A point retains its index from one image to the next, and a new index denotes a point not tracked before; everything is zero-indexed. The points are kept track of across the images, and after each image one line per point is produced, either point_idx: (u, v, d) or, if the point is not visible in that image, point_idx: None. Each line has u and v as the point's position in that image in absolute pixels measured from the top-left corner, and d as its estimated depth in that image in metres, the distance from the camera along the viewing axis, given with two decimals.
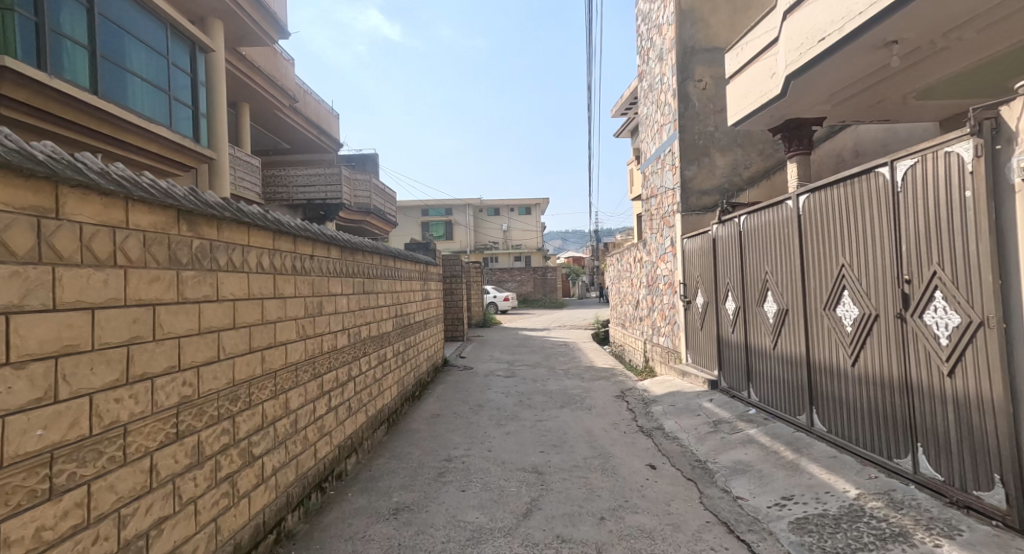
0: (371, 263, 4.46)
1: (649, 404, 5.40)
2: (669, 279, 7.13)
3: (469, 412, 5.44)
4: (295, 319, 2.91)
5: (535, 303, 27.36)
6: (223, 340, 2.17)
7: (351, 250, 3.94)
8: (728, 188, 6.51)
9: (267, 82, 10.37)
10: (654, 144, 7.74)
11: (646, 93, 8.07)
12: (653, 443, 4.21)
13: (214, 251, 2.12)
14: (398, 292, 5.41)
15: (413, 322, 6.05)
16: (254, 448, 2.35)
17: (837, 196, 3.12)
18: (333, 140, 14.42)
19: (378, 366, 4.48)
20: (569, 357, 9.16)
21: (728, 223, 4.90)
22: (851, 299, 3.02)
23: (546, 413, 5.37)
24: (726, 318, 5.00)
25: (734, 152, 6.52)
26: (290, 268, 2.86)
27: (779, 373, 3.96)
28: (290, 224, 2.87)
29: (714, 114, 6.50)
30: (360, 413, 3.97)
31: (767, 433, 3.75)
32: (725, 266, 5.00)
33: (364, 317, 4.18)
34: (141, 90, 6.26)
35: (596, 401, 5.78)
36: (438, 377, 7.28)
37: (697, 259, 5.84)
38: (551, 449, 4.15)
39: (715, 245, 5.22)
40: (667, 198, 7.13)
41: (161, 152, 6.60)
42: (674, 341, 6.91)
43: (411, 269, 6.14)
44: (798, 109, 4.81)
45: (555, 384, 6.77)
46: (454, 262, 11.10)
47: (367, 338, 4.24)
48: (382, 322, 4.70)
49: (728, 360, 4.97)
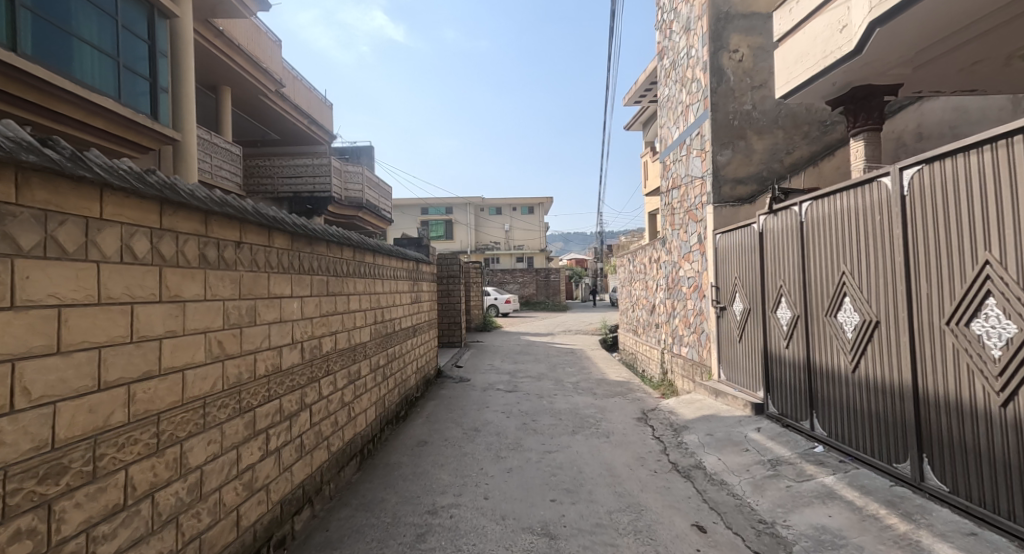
0: (339, 258, 3.57)
1: (680, 431, 4.48)
2: (695, 282, 6.23)
3: (463, 439, 4.52)
4: (206, 332, 2.01)
5: (537, 304, 26.47)
6: (27, 376, 1.27)
7: (308, 239, 3.04)
8: (767, 177, 5.62)
9: (249, 63, 9.53)
10: (677, 129, 6.85)
11: (668, 72, 7.18)
12: (695, 490, 3.30)
13: (6, 221, 1.22)
14: (379, 294, 4.51)
15: (398, 329, 5.15)
16: (100, 546, 1.46)
17: (987, 165, 2.21)
18: (326, 132, 13.58)
19: (346, 387, 3.57)
20: (577, 368, 8.23)
21: (783, 213, 3.99)
22: (1006, 311, 2.11)
23: (557, 442, 4.45)
24: (778, 329, 4.10)
25: (775, 135, 5.62)
26: (197, 259, 1.95)
27: (863, 405, 3.04)
28: (197, 193, 1.97)
29: (752, 91, 5.59)
30: (319, 451, 3.06)
31: (853, 485, 2.83)
32: (777, 266, 4.10)
33: (328, 326, 3.30)
34: (81, 54, 5.30)
35: (614, 426, 4.89)
36: (430, 391, 6.36)
37: (736, 257, 4.95)
38: (565, 498, 3.24)
39: (763, 241, 4.31)
40: (693, 189, 6.23)
41: (108, 129, 5.61)
42: (702, 353, 6.02)
43: (398, 266, 5.24)
44: (870, 73, 3.92)
45: (563, 403, 5.85)
46: (450, 261, 10.20)
47: (332, 353, 3.36)
48: (355, 331, 3.81)
49: (780, 381, 4.06)
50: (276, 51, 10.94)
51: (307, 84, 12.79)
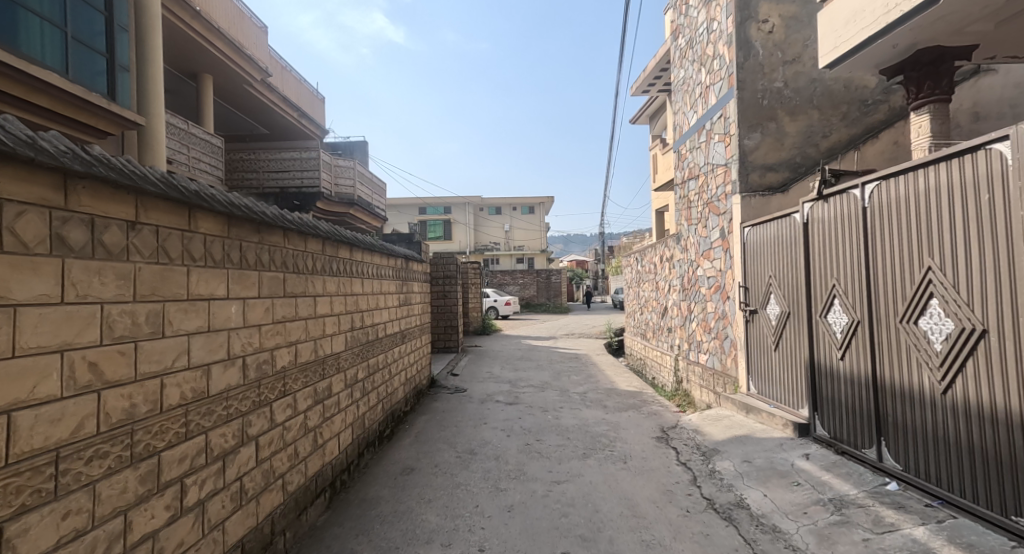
0: (303, 251, 2.93)
1: (710, 455, 3.84)
2: (717, 282, 5.61)
3: (457, 465, 3.88)
4: (63, 350, 1.34)
5: (538, 306, 25.76)
6: None
7: (256, 227, 2.38)
8: (801, 163, 5.00)
9: (230, 48, 8.95)
10: (694, 114, 6.23)
11: (684, 52, 6.56)
12: (743, 540, 2.64)
13: None
14: (357, 295, 3.85)
15: (383, 336, 4.51)
16: None
17: None
18: (316, 125, 12.95)
19: (311, 409, 2.93)
20: (582, 376, 7.58)
21: (839, 197, 3.32)
22: None
23: (566, 468, 3.81)
24: (830, 338, 3.45)
25: (809, 115, 4.99)
26: (46, 242, 1.31)
27: (966, 436, 2.39)
28: (50, 143, 1.32)
29: (784, 66, 4.96)
30: (271, 493, 2.41)
31: (957, 543, 2.16)
32: (828, 263, 3.44)
33: (285, 335, 2.65)
34: (22, 23, 4.62)
35: (630, 447, 4.26)
36: (421, 403, 5.73)
37: (772, 252, 4.32)
38: (581, 550, 2.59)
39: (810, 234, 3.66)
40: (715, 178, 5.61)
41: (55, 109, 4.90)
42: (724, 361, 5.40)
43: (383, 263, 4.60)
44: (942, 32, 3.28)
45: (571, 418, 5.22)
46: (446, 261, 9.62)
47: (291, 368, 2.71)
48: (324, 340, 3.16)
49: (832, 399, 3.42)
50: (260, 38, 10.33)
51: (297, 75, 12.18)
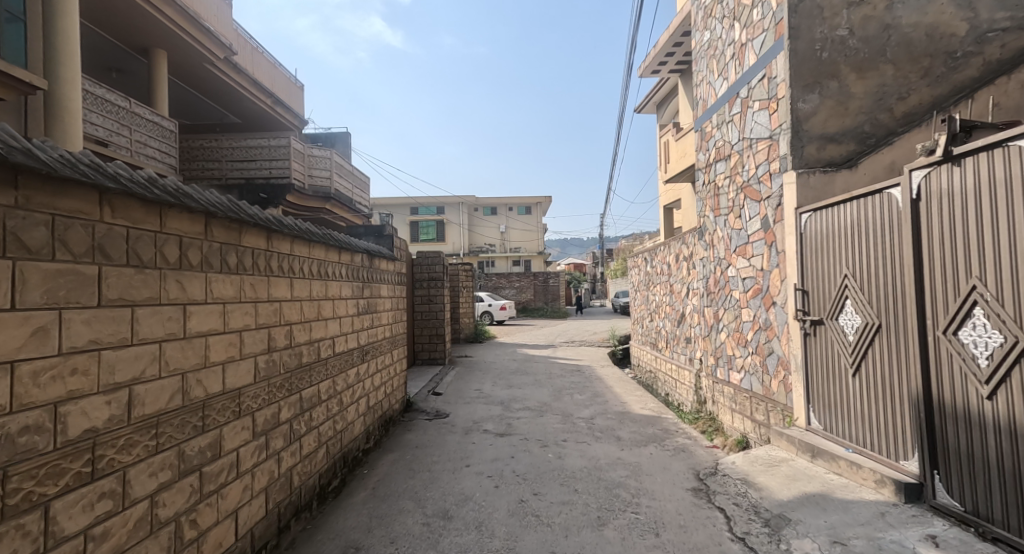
0: (158, 230, 1.80)
1: (778, 527, 2.72)
2: (757, 284, 4.52)
3: (422, 541, 2.74)
4: None
5: (536, 311, 24.68)
6: None
7: (11, 180, 1.28)
8: (869, 133, 3.95)
9: (186, 19, 7.82)
10: (724, 81, 5.16)
11: (711, 8, 5.48)
12: None
13: None
14: (280, 303, 2.74)
15: (329, 356, 3.39)
16: None
17: None
18: (293, 114, 11.85)
19: (170, 486, 1.80)
20: (588, 395, 6.49)
21: (986, 156, 2.22)
22: None
23: (574, 545, 2.68)
24: (963, 365, 2.34)
25: (880, 72, 3.90)
26: None
27: None
28: None
29: (849, 9, 3.84)
30: None
31: None
32: (964, 255, 2.33)
33: (99, 377, 1.52)
34: None
35: (659, 506, 3.17)
36: (391, 436, 4.61)
37: (847, 245, 3.25)
38: None
39: (924, 215, 2.57)
40: (753, 156, 4.54)
41: None
42: (767, 383, 4.32)
43: (330, 257, 3.47)
44: None
45: (577, 456, 4.12)
46: (431, 261, 8.47)
47: (118, 428, 1.59)
48: (203, 373, 2.03)
49: (972, 456, 2.32)
50: (219, 10, 9.16)
51: (269, 58, 11.08)
